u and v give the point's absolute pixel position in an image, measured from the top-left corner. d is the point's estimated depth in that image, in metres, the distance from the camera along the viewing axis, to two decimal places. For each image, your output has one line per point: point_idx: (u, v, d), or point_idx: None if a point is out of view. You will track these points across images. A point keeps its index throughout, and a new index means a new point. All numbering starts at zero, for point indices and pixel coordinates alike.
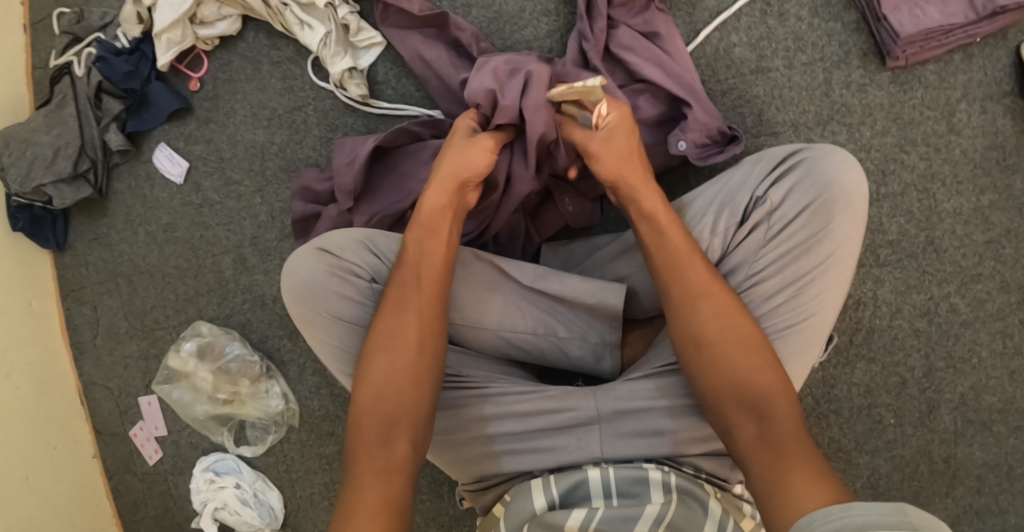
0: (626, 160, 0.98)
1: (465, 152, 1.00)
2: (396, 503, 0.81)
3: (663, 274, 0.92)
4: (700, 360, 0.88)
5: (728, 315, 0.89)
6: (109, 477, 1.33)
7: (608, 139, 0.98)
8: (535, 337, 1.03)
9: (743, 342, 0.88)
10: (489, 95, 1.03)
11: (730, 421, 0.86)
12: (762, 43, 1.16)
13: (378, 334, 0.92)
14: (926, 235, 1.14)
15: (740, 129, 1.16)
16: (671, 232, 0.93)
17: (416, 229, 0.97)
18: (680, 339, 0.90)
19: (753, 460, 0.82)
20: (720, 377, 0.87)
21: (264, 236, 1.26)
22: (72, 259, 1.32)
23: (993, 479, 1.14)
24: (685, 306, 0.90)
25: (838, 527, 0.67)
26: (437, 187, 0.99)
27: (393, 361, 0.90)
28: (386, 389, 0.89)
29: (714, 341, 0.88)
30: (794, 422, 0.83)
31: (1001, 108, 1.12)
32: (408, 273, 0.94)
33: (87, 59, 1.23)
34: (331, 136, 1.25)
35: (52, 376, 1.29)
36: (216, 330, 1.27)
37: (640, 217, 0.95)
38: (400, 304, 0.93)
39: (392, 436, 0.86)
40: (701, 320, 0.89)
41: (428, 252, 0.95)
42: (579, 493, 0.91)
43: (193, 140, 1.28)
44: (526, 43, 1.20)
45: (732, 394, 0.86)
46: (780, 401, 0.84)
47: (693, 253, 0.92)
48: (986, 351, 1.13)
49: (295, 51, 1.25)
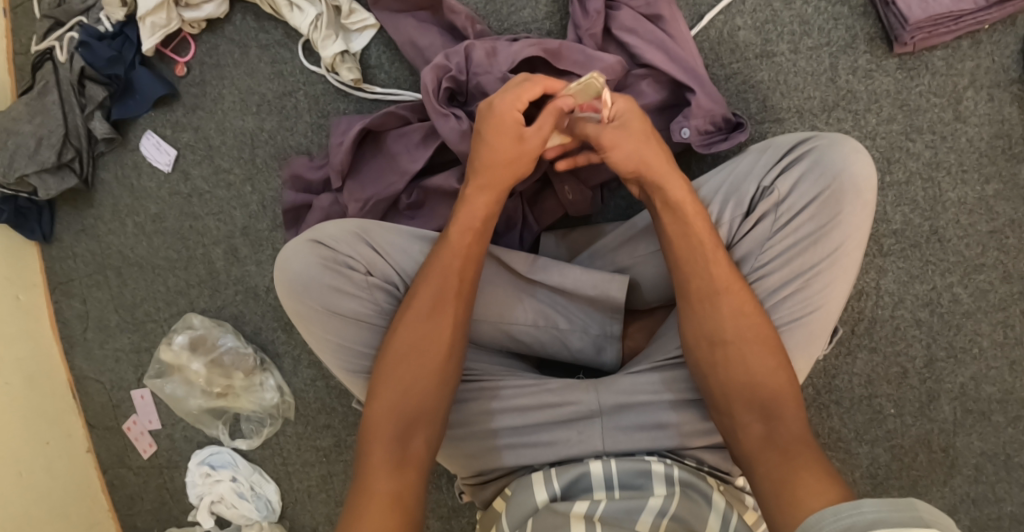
0: (645, 144, 0.92)
1: (520, 164, 0.93)
2: (411, 500, 0.80)
3: (683, 266, 0.89)
4: (713, 358, 0.87)
5: (748, 314, 0.87)
6: (103, 471, 1.32)
7: (628, 127, 0.92)
8: (535, 329, 1.01)
9: (760, 342, 0.86)
10: (439, 71, 1.04)
11: (736, 420, 0.84)
12: (768, 26, 1.13)
13: (407, 331, 0.89)
14: (930, 224, 1.12)
15: (744, 115, 1.13)
16: (700, 221, 0.90)
17: (463, 231, 0.92)
18: (692, 336, 0.89)
19: (758, 461, 0.81)
20: (733, 375, 0.85)
21: (256, 226, 1.24)
22: (59, 251, 1.30)
23: (991, 468, 1.13)
24: (705, 303, 0.88)
25: (846, 525, 0.66)
26: (490, 196, 0.93)
27: (422, 365, 0.88)
28: (412, 390, 0.87)
29: (729, 339, 0.86)
30: (802, 426, 0.82)
31: (1008, 96, 1.10)
32: (447, 276, 0.90)
33: (69, 45, 1.19)
34: (323, 123, 1.21)
35: (42, 371, 1.26)
36: (208, 322, 1.24)
37: (670, 208, 0.91)
38: (436, 307, 0.90)
39: (410, 434, 0.85)
40: (720, 318, 0.87)
41: (469, 255, 0.91)
42: (580, 485, 0.90)
43: (181, 128, 1.24)
44: (523, 25, 1.15)
45: (744, 393, 0.84)
46: (790, 404, 0.83)
47: (720, 249, 0.89)
48: (987, 341, 1.12)
49: (284, 34, 1.21)
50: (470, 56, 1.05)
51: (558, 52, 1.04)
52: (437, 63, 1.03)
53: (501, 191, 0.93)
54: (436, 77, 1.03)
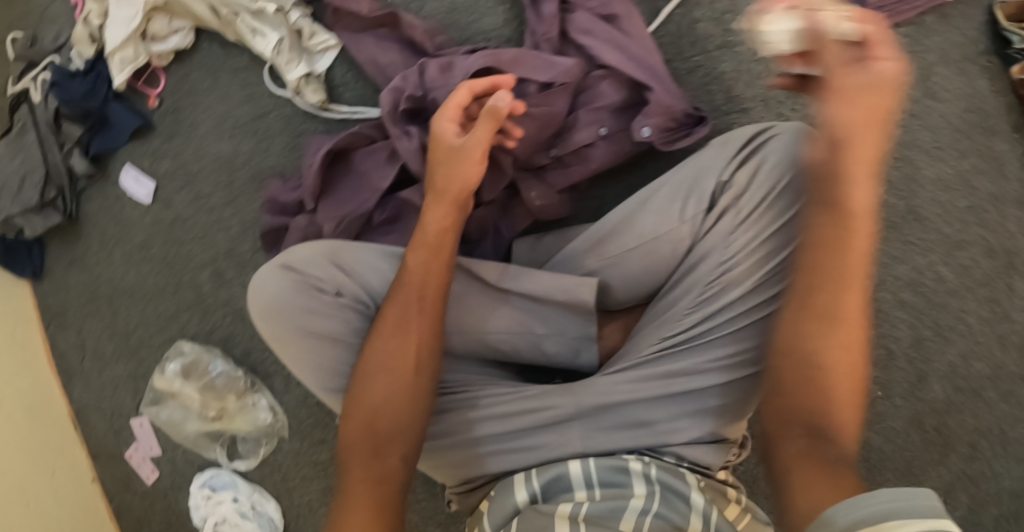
0: (859, 126, 0.72)
1: (455, 167, 0.93)
2: (387, 512, 0.83)
3: (812, 273, 0.76)
4: (801, 370, 0.76)
5: (852, 344, 0.75)
6: (109, 499, 1.34)
7: (831, 94, 0.72)
8: (512, 336, 0.99)
9: (850, 374, 0.75)
10: (396, 92, 1.03)
11: (788, 435, 0.75)
12: (728, 17, 1.12)
13: (376, 352, 0.91)
14: (907, 204, 1.11)
15: (708, 108, 1.11)
16: (859, 235, 0.74)
17: (418, 248, 0.93)
18: (782, 340, 0.77)
19: (792, 478, 0.73)
20: (809, 392, 0.75)
21: (239, 248, 1.25)
22: (52, 285, 1.33)
23: (988, 445, 1.12)
24: (819, 318, 0.75)
25: (864, 516, 0.62)
26: (438, 205, 0.94)
27: (391, 384, 0.90)
28: (385, 407, 0.89)
29: (827, 360, 0.75)
30: (851, 455, 0.74)
31: (978, 69, 1.09)
32: (408, 295, 0.92)
33: (43, 85, 1.21)
34: (296, 143, 1.21)
35: (43, 402, 1.29)
36: (199, 348, 1.27)
37: (834, 201, 0.74)
38: (400, 326, 0.91)
39: (386, 450, 0.87)
40: (829, 335, 0.75)
41: (429, 273, 0.92)
42: (560, 486, 0.90)
43: (158, 157, 1.26)
44: (483, 34, 1.12)
45: (810, 412, 0.75)
46: (846, 429, 0.75)
47: (861, 273, 0.75)
48: (974, 318, 1.11)
49: (251, 59, 1.22)
50: (424, 73, 1.04)
51: (512, 60, 1.01)
52: (392, 84, 1.03)
53: (447, 197, 0.93)
54: (393, 99, 1.03)
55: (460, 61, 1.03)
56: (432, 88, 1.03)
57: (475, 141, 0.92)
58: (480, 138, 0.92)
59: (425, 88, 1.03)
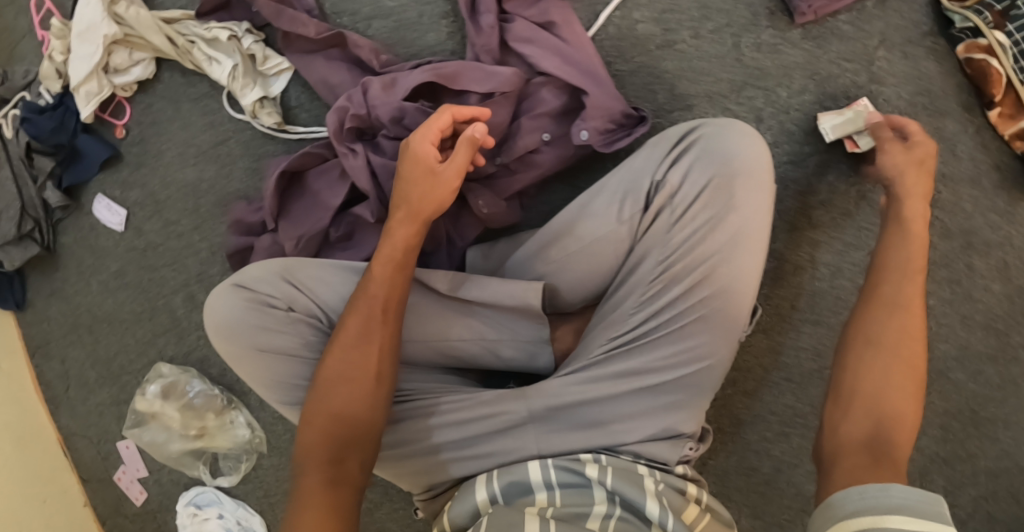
0: (916, 170, 0.90)
1: (425, 186, 0.95)
2: (343, 513, 0.85)
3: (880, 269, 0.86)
4: (860, 354, 0.81)
5: (912, 336, 0.81)
6: (102, 522, 1.38)
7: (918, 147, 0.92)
8: (466, 343, 1.01)
9: (909, 368, 0.79)
10: (341, 111, 1.05)
11: (848, 417, 0.78)
12: (667, 16, 1.13)
13: (336, 362, 0.92)
14: (859, 191, 1.11)
15: (652, 106, 1.13)
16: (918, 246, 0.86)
17: (384, 264, 0.95)
18: (850, 331, 0.83)
19: (839, 465, 0.75)
20: (869, 374, 0.80)
21: (209, 272, 1.28)
22: (34, 316, 1.37)
23: (959, 425, 1.12)
24: (880, 308, 0.83)
25: (872, 505, 0.67)
26: (405, 222, 0.95)
27: (353, 392, 0.90)
28: (346, 414, 0.90)
29: (887, 347, 0.81)
30: (906, 456, 0.75)
31: (922, 51, 1.09)
32: (371, 306, 0.92)
33: (14, 121, 1.25)
34: (257, 166, 1.24)
35: (32, 431, 1.33)
36: (177, 370, 1.30)
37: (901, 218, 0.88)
38: (362, 337, 0.92)
39: (345, 454, 0.88)
40: (885, 323, 0.82)
41: (393, 286, 0.93)
42: (518, 490, 0.90)
43: (128, 187, 1.29)
44: (429, 49, 1.15)
45: (872, 398, 0.78)
46: (906, 426, 0.77)
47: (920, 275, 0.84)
48: (934, 300, 1.11)
49: (210, 86, 1.25)
50: (368, 91, 1.06)
51: (452, 74, 1.03)
52: (337, 104, 1.05)
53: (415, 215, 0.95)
54: (339, 118, 1.05)
55: (403, 77, 1.06)
56: (375, 105, 1.04)
57: (454, 166, 0.94)
58: (460, 164, 0.94)
59: (369, 105, 1.05)
